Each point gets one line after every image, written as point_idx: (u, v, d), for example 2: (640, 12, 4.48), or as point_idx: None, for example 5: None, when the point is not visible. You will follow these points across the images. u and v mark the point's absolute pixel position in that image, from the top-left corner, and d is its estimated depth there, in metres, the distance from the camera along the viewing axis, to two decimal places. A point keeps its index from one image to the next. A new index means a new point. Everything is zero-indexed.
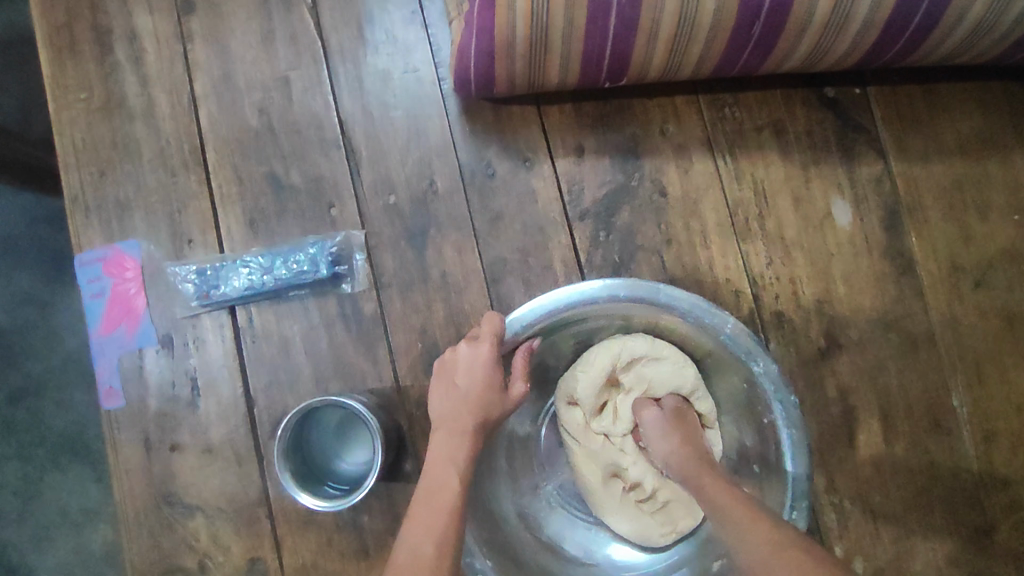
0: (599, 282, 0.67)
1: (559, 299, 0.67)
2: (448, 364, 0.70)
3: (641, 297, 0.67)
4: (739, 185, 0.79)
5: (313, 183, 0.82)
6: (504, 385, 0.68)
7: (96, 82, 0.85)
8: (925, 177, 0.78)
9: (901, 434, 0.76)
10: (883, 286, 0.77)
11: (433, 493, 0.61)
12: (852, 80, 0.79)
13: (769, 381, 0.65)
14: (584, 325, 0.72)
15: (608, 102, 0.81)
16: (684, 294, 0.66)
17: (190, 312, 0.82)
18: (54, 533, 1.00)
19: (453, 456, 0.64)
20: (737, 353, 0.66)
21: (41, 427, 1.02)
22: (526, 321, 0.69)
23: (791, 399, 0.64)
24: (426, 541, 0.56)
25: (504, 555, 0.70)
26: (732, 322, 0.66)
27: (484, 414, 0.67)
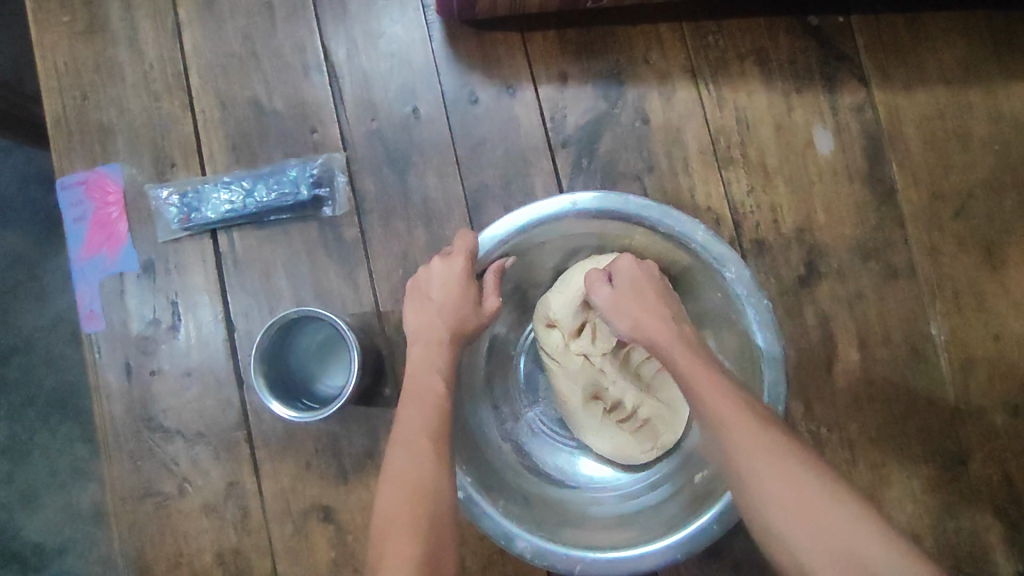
0: (567, 198, 0.67)
1: (527, 219, 0.67)
2: (421, 280, 0.70)
3: (610, 210, 0.67)
4: (721, 112, 0.79)
5: (295, 108, 0.82)
6: (478, 299, 0.69)
7: (79, 6, 0.84)
8: (907, 106, 0.78)
9: (879, 360, 0.76)
10: (865, 214, 0.77)
11: (421, 400, 0.63)
12: (835, 10, 0.79)
13: (741, 286, 0.66)
14: (555, 245, 0.73)
15: (591, 29, 0.80)
16: (653, 204, 0.67)
17: (172, 236, 0.82)
18: (44, 495, 1.03)
19: (435, 365, 0.65)
20: (708, 261, 0.67)
21: (31, 386, 1.05)
22: (498, 241, 0.68)
23: (764, 302, 0.65)
24: (418, 444, 0.59)
25: (485, 470, 0.69)
26: (702, 231, 0.67)
27: (459, 327, 0.67)
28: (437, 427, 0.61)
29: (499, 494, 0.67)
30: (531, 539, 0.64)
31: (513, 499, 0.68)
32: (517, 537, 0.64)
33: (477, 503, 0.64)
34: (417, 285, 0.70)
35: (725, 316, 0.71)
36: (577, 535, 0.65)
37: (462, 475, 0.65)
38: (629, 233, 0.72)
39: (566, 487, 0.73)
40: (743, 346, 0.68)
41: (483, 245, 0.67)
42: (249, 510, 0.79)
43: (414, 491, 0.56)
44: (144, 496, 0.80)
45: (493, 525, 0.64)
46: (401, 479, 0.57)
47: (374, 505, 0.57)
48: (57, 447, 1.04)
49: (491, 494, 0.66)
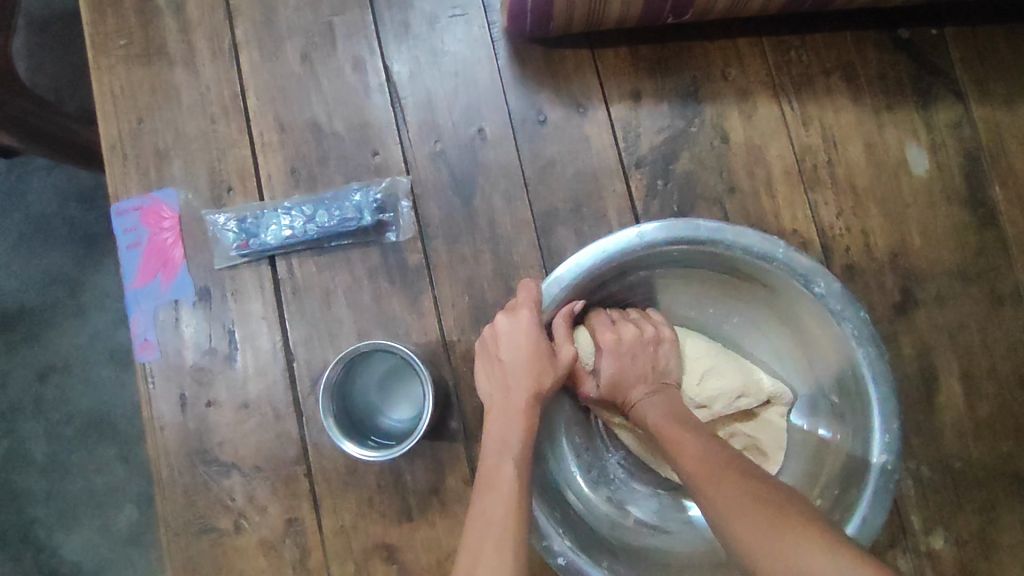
0: (632, 231, 0.63)
1: (590, 260, 0.63)
2: (489, 340, 0.66)
3: (680, 238, 0.63)
4: (807, 131, 0.75)
5: (357, 130, 0.79)
6: (553, 350, 0.65)
7: (136, 28, 0.83)
8: (1009, 122, 0.73)
9: (984, 394, 0.70)
10: (964, 238, 0.72)
11: (491, 481, 0.57)
12: (927, 21, 0.75)
13: (834, 300, 0.61)
14: (624, 278, 0.69)
15: (666, 45, 0.76)
16: (725, 226, 0.62)
17: (229, 262, 0.79)
18: (81, 513, 1.04)
19: (507, 436, 0.60)
20: (793, 279, 0.62)
21: (69, 406, 1.06)
22: (566, 282, 0.63)
23: (861, 314, 0.60)
24: (490, 530, 0.53)
25: (582, 529, 0.64)
26: (782, 247, 0.62)
27: (538, 383, 0.63)
28: (509, 518, 0.54)
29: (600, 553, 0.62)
30: None
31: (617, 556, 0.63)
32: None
33: (582, 569, 0.60)
34: (485, 346, 0.67)
35: (814, 335, 0.66)
36: None
37: (559, 541, 0.60)
38: (702, 260, 0.67)
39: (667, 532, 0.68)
40: (843, 373, 0.63)
41: (547, 293, 0.64)
42: (308, 550, 0.76)
43: None
44: (199, 533, 0.77)
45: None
46: (477, 567, 0.51)
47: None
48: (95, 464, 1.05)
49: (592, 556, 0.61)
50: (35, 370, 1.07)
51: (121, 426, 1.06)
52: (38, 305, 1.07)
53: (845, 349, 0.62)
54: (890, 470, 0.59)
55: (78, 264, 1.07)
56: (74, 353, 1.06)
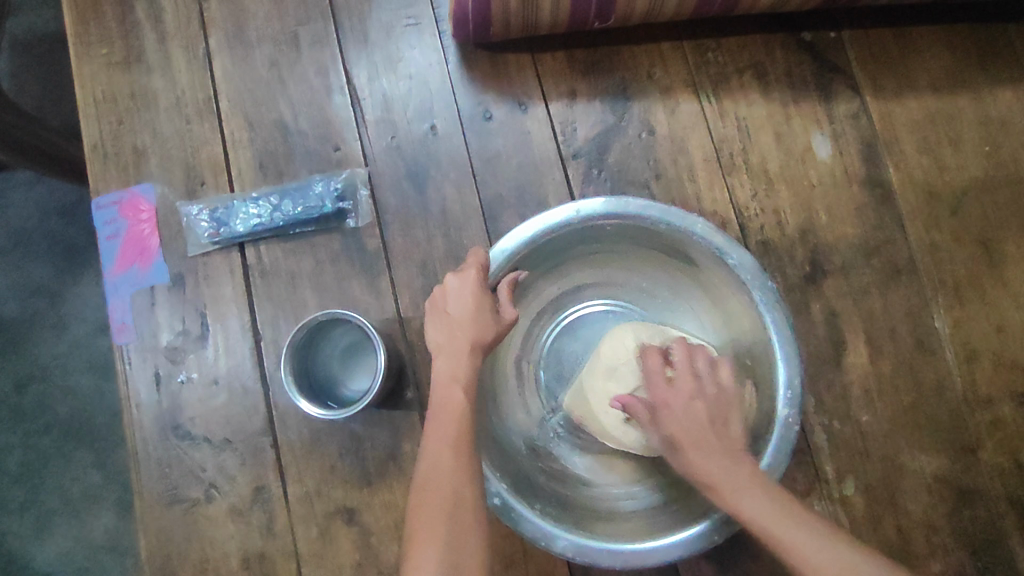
0: (569, 208, 0.72)
1: (532, 232, 0.72)
2: (437, 298, 0.71)
3: (612, 213, 0.72)
4: (723, 123, 0.83)
5: (320, 127, 0.87)
6: (496, 308, 0.70)
7: (117, 38, 0.90)
8: (900, 112, 0.83)
9: (886, 354, 0.78)
10: (864, 214, 0.81)
11: (442, 410, 0.64)
12: (826, 25, 0.84)
13: (744, 269, 0.69)
14: (565, 250, 0.78)
15: (598, 49, 0.85)
16: (652, 203, 0.71)
17: (202, 249, 0.86)
18: (57, 522, 1.08)
19: (456, 373, 0.65)
20: (710, 251, 0.71)
21: (47, 414, 1.11)
22: (509, 251, 0.72)
23: (767, 284, 0.68)
24: (444, 455, 0.60)
25: (516, 479, 0.71)
26: (701, 223, 0.70)
27: (478, 335, 0.67)
28: (458, 436, 0.62)
29: (533, 498, 0.70)
30: (571, 538, 0.66)
31: (546, 503, 0.70)
32: (557, 538, 0.65)
33: (514, 508, 0.66)
34: (433, 304, 0.71)
35: (731, 299, 0.74)
36: (614, 534, 0.67)
37: (496, 484, 0.67)
38: (633, 234, 0.76)
39: (596, 485, 0.76)
40: (753, 332, 0.72)
41: (494, 259, 0.72)
42: (275, 516, 0.81)
43: (449, 501, 0.58)
44: (171, 503, 0.82)
45: (532, 528, 0.66)
46: (436, 485, 0.59)
47: (408, 506, 0.59)
48: (71, 474, 1.09)
49: (525, 499, 0.68)
50: (10, 384, 1.11)
51: (98, 431, 1.10)
52: (18, 317, 1.13)
53: (756, 314, 0.70)
54: (791, 422, 0.66)
55: (59, 266, 1.13)
56: (54, 352, 1.12)
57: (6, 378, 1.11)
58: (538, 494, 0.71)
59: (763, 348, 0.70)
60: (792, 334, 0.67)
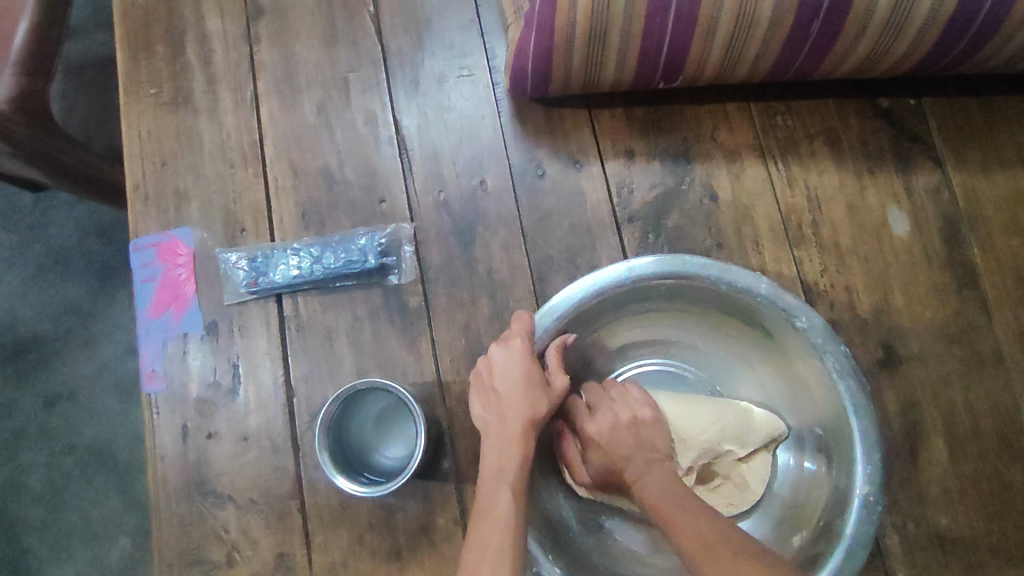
0: (619, 267, 0.68)
1: (579, 294, 0.68)
2: (484, 371, 0.69)
3: (666, 271, 0.68)
4: (791, 191, 0.78)
5: (366, 178, 0.84)
6: (545, 379, 0.67)
7: (166, 78, 0.89)
8: (987, 188, 0.77)
9: (969, 452, 0.71)
10: (945, 297, 0.75)
11: (487, 516, 0.58)
12: (907, 91, 0.79)
13: (816, 333, 0.66)
14: (612, 311, 0.73)
15: (659, 108, 0.81)
16: (711, 262, 0.67)
17: (238, 299, 0.83)
18: (75, 542, 1.05)
19: (502, 467, 0.62)
20: (779, 312, 0.67)
21: (72, 433, 1.08)
22: (556, 314, 0.68)
23: (841, 349, 0.65)
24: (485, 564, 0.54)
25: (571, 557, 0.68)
26: (766, 283, 0.67)
27: (531, 411, 0.65)
28: (503, 543, 0.55)
29: None
30: None
31: None
32: None
33: None
34: (480, 377, 0.69)
35: (801, 364, 0.70)
36: None
37: (549, 568, 0.64)
38: (689, 296, 0.72)
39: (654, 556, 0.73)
40: (826, 400, 0.68)
41: (540, 323, 0.68)
42: None
43: None
44: (191, 565, 0.78)
45: None
46: None
47: None
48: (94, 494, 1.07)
49: None
50: (40, 400, 1.09)
51: (122, 457, 1.08)
52: (51, 334, 1.11)
53: (830, 383, 0.66)
54: (873, 500, 0.62)
55: (94, 297, 1.12)
56: (84, 372, 1.10)
57: (35, 396, 1.10)
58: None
59: (838, 419, 0.66)
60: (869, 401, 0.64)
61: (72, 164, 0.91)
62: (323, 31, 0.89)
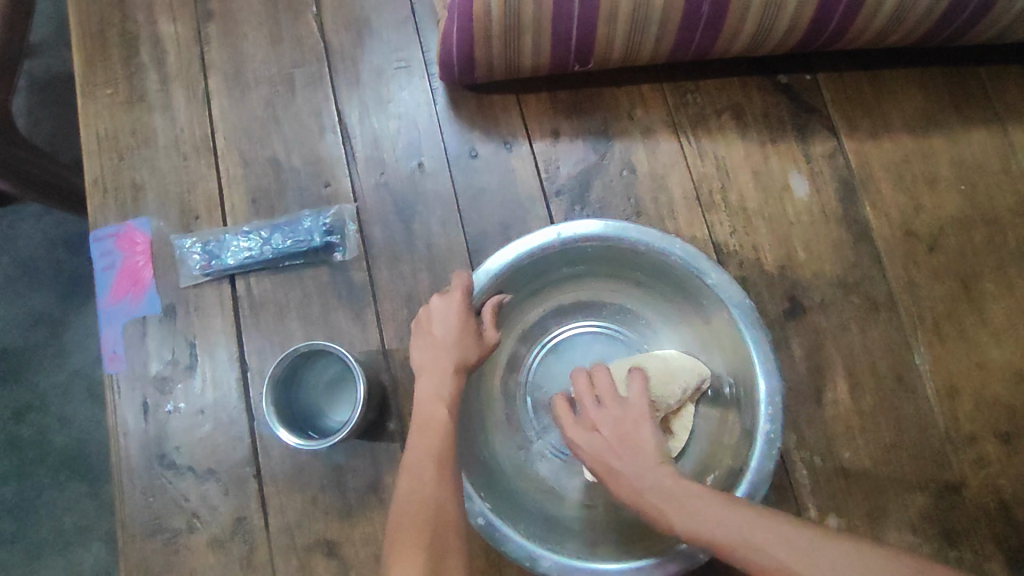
0: (551, 231, 0.74)
1: (512, 256, 0.73)
2: (424, 319, 0.73)
3: (592, 235, 0.74)
4: (702, 161, 0.86)
5: (311, 164, 0.90)
6: (478, 331, 0.71)
7: (122, 80, 0.94)
8: (875, 152, 0.85)
9: (868, 389, 0.78)
10: (842, 251, 0.82)
11: (425, 430, 0.64)
12: (801, 67, 0.87)
13: (722, 289, 0.71)
14: (547, 272, 0.80)
15: (581, 90, 0.88)
16: (631, 226, 0.73)
17: (194, 281, 0.88)
18: (46, 553, 1.08)
19: (440, 392, 0.67)
20: (690, 270, 0.72)
21: (44, 444, 1.11)
22: (492, 273, 0.73)
23: (745, 302, 0.70)
24: (424, 467, 0.61)
25: (498, 498, 0.72)
26: (680, 244, 0.73)
27: (462, 356, 0.69)
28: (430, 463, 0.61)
29: (519, 521, 0.71)
30: (555, 558, 0.66)
31: (531, 524, 0.71)
32: (540, 557, 0.66)
33: (498, 528, 0.67)
34: (419, 326, 0.73)
35: (717, 322, 0.75)
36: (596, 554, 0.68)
37: (479, 503, 0.68)
38: (615, 257, 0.78)
39: (582, 504, 0.77)
40: (736, 350, 0.73)
41: (477, 281, 0.73)
42: (255, 547, 0.81)
43: (428, 521, 0.56)
44: (153, 534, 0.82)
45: (516, 547, 0.66)
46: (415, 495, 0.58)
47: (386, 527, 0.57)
48: (63, 503, 1.10)
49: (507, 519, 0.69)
50: (9, 413, 1.13)
51: (94, 455, 1.11)
52: (20, 346, 1.15)
53: (737, 332, 0.71)
54: (774, 438, 0.67)
55: (62, 295, 1.16)
56: (53, 382, 1.13)
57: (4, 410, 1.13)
58: (523, 515, 0.72)
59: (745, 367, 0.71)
60: (773, 351, 0.69)
61: (38, 173, 0.97)
62: (269, 32, 0.95)
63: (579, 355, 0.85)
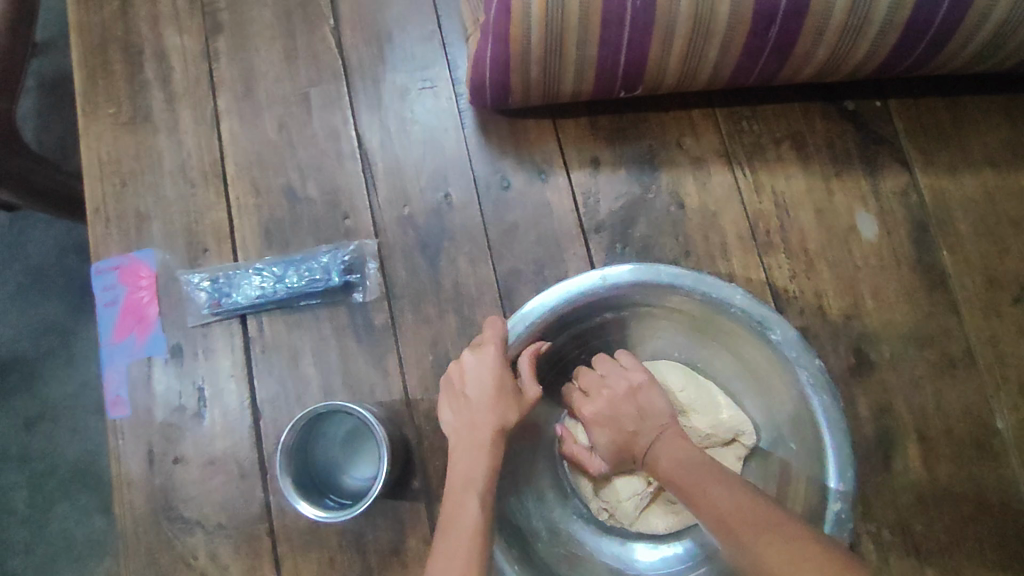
0: (596, 274, 0.67)
1: (551, 302, 0.67)
2: (453, 375, 0.67)
3: (642, 280, 0.67)
4: (758, 197, 0.77)
5: (328, 194, 0.83)
6: (517, 387, 0.65)
7: (125, 99, 0.87)
8: (955, 190, 0.76)
9: (943, 457, 0.71)
10: (915, 300, 0.74)
11: (454, 522, 0.57)
12: (871, 93, 0.78)
13: (789, 347, 0.65)
14: (589, 321, 0.73)
15: (625, 116, 0.80)
16: (685, 271, 0.66)
17: (202, 320, 0.82)
18: (59, 563, 1.03)
19: (471, 473, 0.60)
20: (752, 323, 0.66)
21: (53, 455, 1.06)
22: (530, 321, 0.67)
23: (815, 364, 0.63)
24: (452, 567, 0.54)
25: (533, 568, 0.66)
26: (740, 295, 0.66)
27: (501, 421, 0.63)
28: (471, 548, 0.55)
29: None
30: None
31: None
32: None
33: None
34: (450, 383, 0.67)
35: (775, 379, 0.69)
36: None
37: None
38: (666, 305, 0.71)
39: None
40: (799, 416, 0.67)
41: (514, 328, 0.67)
42: None
43: None
44: None
45: None
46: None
47: None
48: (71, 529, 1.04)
49: None
50: (20, 419, 1.07)
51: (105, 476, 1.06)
52: (31, 353, 1.09)
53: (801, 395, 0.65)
54: (844, 519, 0.61)
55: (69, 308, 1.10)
56: (64, 391, 1.08)
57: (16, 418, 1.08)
58: None
59: (813, 438, 0.64)
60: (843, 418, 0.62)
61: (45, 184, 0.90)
62: (284, 46, 0.87)
63: None
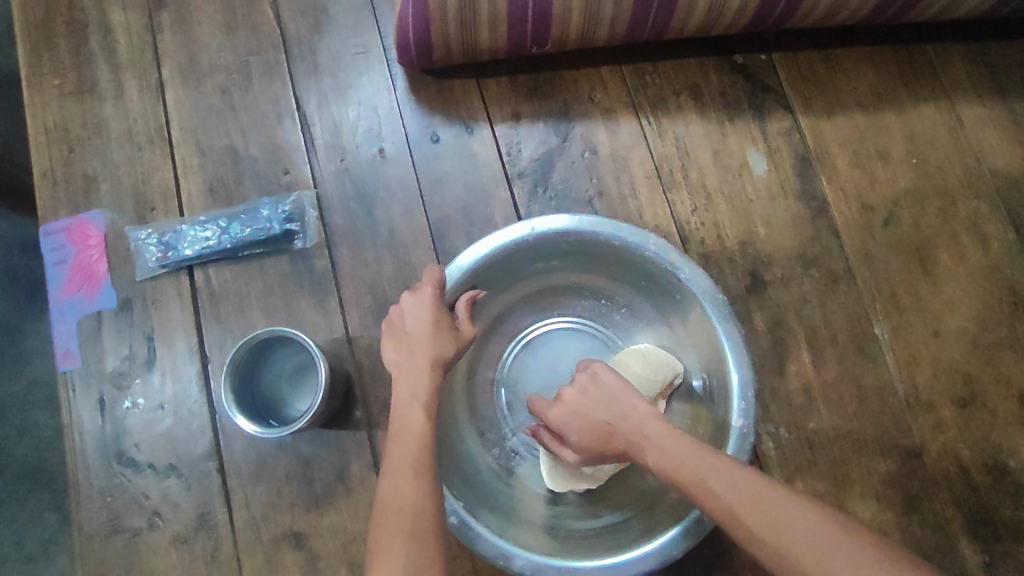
0: (525, 226, 0.72)
1: (484, 252, 0.72)
2: (395, 317, 0.71)
3: (567, 230, 0.73)
4: (662, 142, 0.86)
5: (269, 152, 0.89)
6: (454, 327, 0.70)
7: (70, 70, 0.92)
8: (831, 129, 0.86)
9: (829, 361, 0.80)
10: (801, 226, 0.83)
11: (401, 433, 0.62)
12: (757, 48, 0.88)
13: (696, 284, 0.71)
14: (518, 268, 0.79)
15: (541, 74, 0.88)
16: (605, 220, 0.72)
17: (149, 273, 0.86)
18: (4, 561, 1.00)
19: (417, 392, 0.65)
20: (664, 264, 0.72)
21: (3, 455, 1.03)
22: (464, 269, 0.71)
23: (719, 296, 0.70)
24: (402, 476, 0.59)
25: (473, 498, 0.71)
26: (654, 240, 0.72)
27: (440, 355, 0.68)
28: (417, 452, 0.61)
29: (492, 519, 0.69)
30: (529, 556, 0.65)
31: (505, 523, 0.70)
32: (515, 557, 0.65)
33: (472, 528, 0.66)
34: (391, 324, 0.71)
35: (686, 312, 0.75)
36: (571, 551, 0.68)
37: (452, 503, 0.66)
38: (589, 252, 0.77)
39: (557, 504, 0.76)
40: (706, 338, 0.73)
41: (449, 276, 0.71)
42: (219, 543, 0.79)
43: (409, 521, 0.56)
44: (114, 534, 0.80)
45: (490, 547, 0.65)
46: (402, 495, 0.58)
47: (369, 535, 0.57)
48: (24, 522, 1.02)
49: (480, 515, 0.68)
50: None
51: (57, 474, 1.04)
52: None
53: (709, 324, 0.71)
54: (747, 430, 0.68)
55: (19, 302, 1.07)
56: (10, 393, 1.05)
57: None
58: (496, 513, 0.71)
59: (717, 359, 0.72)
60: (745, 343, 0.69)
61: None
62: (224, 19, 0.93)
63: (548, 350, 0.86)
